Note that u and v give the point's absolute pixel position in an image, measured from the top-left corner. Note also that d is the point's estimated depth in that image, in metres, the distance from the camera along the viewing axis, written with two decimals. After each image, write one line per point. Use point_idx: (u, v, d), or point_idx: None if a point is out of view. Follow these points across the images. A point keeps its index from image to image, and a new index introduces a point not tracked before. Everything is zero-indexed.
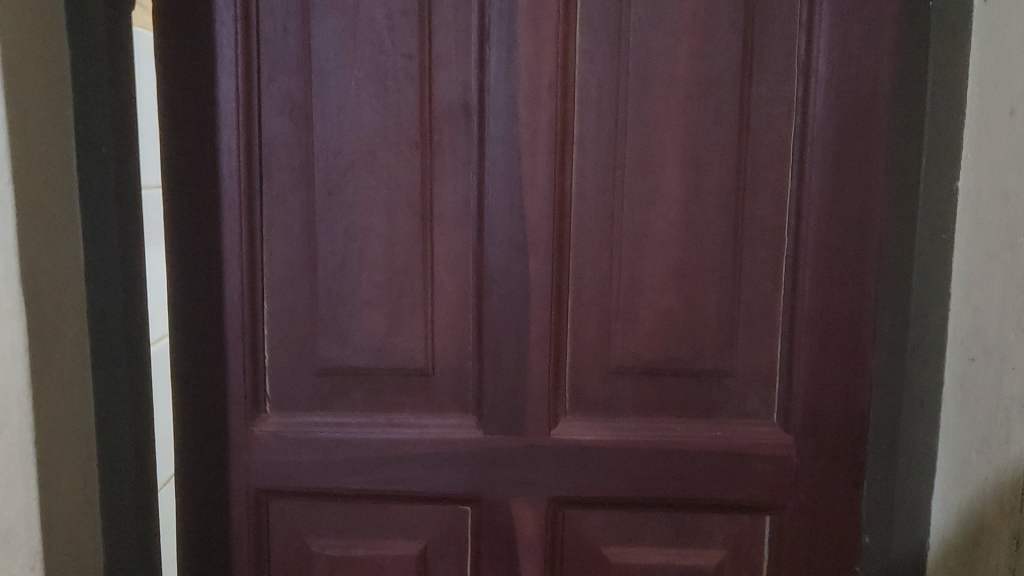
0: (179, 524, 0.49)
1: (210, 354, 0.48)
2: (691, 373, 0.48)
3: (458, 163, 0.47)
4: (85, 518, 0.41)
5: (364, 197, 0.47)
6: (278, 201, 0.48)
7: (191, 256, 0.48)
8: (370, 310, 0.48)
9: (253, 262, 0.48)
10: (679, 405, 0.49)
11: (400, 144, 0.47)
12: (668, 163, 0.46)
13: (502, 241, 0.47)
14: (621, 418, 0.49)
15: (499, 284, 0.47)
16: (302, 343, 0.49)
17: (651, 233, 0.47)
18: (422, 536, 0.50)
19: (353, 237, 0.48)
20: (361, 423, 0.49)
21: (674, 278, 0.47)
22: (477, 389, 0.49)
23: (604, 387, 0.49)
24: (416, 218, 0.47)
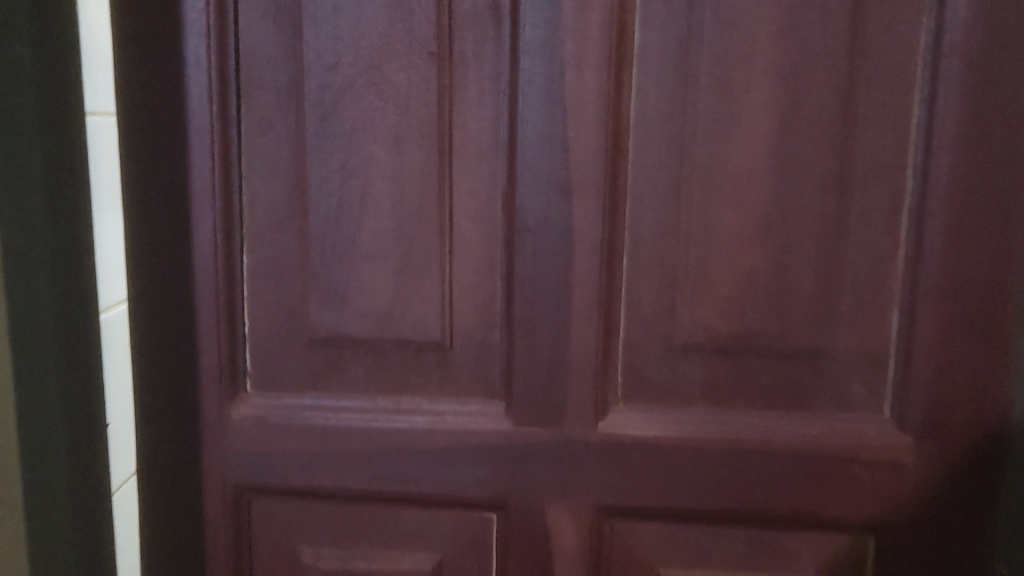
0: (143, 517, 0.41)
1: (176, 317, 0.40)
2: (780, 352, 0.38)
3: (484, 80, 0.37)
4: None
5: (366, 124, 0.37)
6: (260, 129, 0.38)
7: (153, 196, 0.39)
8: (374, 268, 0.39)
9: (229, 205, 0.39)
10: (762, 393, 0.38)
11: (412, 55, 0.37)
12: (757, 80, 0.35)
13: (539, 181, 0.36)
14: (687, 408, 0.38)
15: (534, 238, 0.37)
16: (290, 308, 0.39)
17: (732, 173, 0.36)
18: (436, 547, 0.40)
19: (353, 175, 0.38)
20: (360, 408, 0.40)
21: (762, 231, 0.36)
22: (506, 369, 0.39)
23: (666, 369, 0.38)
24: (431, 152, 0.37)
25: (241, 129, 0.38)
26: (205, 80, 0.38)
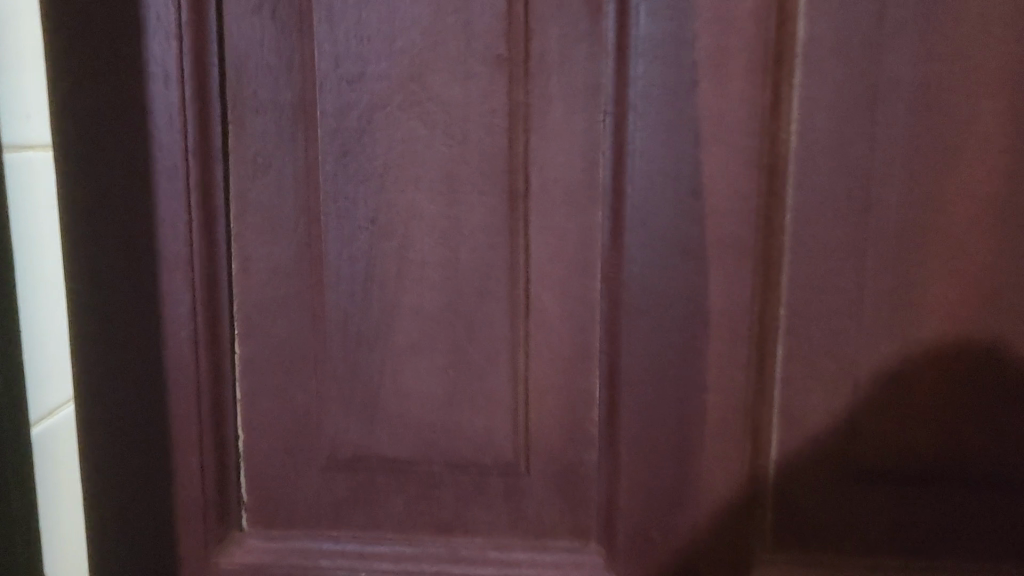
0: None
1: (144, 428, 0.28)
2: (1005, 481, 0.26)
3: (574, 96, 0.25)
4: None
5: (403, 162, 0.26)
6: (256, 168, 0.27)
7: (108, 263, 0.28)
8: (418, 361, 0.27)
9: (215, 275, 0.28)
10: (977, 539, 0.26)
11: (470, 61, 0.25)
12: (979, 91, 0.24)
13: (657, 242, 0.25)
14: (868, 558, 0.27)
15: (650, 322, 0.26)
16: (301, 415, 0.29)
17: (936, 224, 0.25)
18: None
19: (386, 234, 0.27)
20: (401, 557, 0.28)
21: (979, 308, 0.25)
22: (604, 504, 0.27)
23: (838, 504, 0.27)
24: (497, 200, 0.26)
25: (230, 169, 0.27)
26: (176, 101, 0.26)
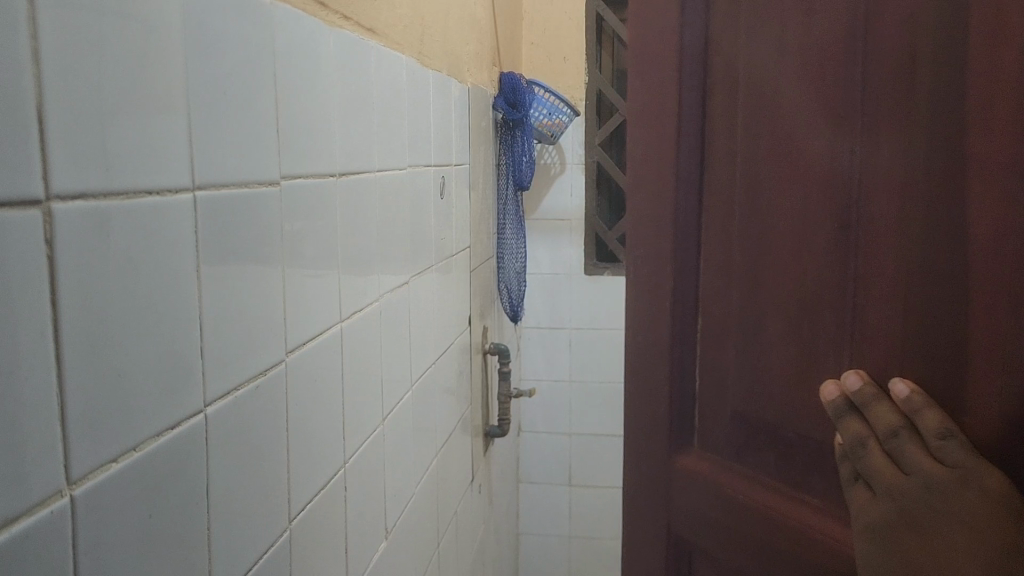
0: (637, 422, 0.93)
1: (632, 282, 0.91)
2: (863, 304, 0.68)
3: (725, 158, 0.80)
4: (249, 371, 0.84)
5: (692, 183, 0.84)
6: (645, 183, 0.87)
7: (642, 242, 0.89)
8: (688, 253, 0.85)
9: (638, 224, 0.89)
10: (862, 334, 0.68)
11: (708, 152, 0.82)
12: (824, 148, 0.69)
13: (744, 218, 0.78)
14: (808, 328, 0.73)
15: (745, 248, 0.79)
16: (657, 281, 0.88)
17: (819, 213, 0.71)
18: (745, 493, 0.82)
19: (693, 211, 0.84)
20: (714, 352, 0.85)
21: (831, 234, 0.70)
22: (722, 315, 0.83)
23: (796, 305, 0.74)
24: (706, 196, 0.83)
25: (651, 186, 0.87)
26: (638, 164, 0.88)
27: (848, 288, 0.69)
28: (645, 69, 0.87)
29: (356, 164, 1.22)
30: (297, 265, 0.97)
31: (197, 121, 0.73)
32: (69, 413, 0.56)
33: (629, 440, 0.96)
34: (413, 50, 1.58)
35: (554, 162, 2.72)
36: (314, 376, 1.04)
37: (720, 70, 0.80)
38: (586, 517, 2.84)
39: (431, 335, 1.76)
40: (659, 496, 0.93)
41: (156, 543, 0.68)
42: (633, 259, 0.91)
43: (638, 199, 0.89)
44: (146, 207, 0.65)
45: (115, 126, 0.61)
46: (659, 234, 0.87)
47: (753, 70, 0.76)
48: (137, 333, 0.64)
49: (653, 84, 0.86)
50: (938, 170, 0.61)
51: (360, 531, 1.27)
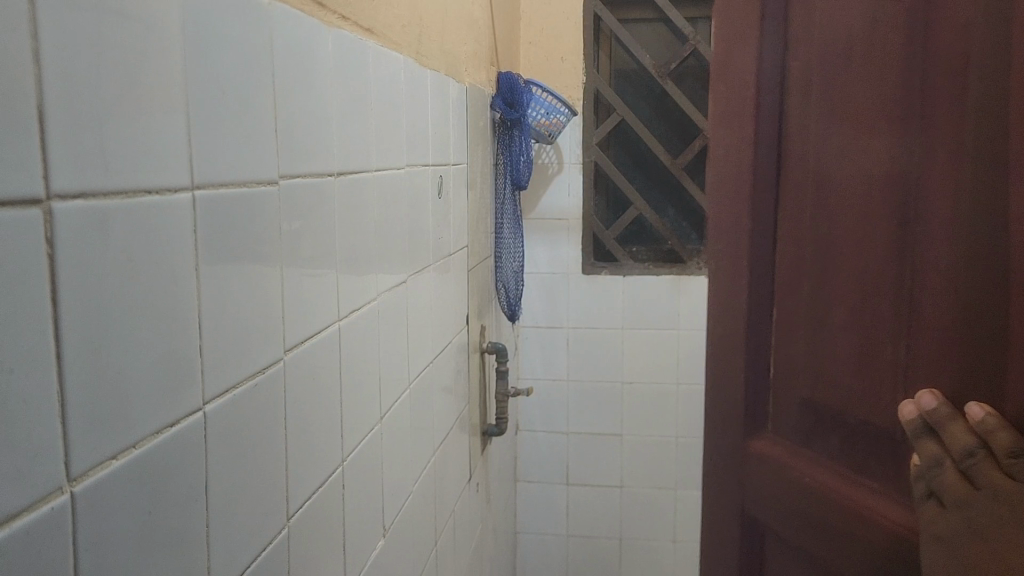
0: (724, 405, 1.11)
1: (723, 279, 1.08)
2: (907, 296, 0.81)
3: (800, 170, 0.95)
4: (248, 371, 0.86)
5: (773, 192, 1.00)
6: (732, 188, 1.05)
7: (729, 243, 1.06)
8: (768, 255, 1.01)
9: (726, 225, 1.06)
10: (906, 321, 0.82)
11: (785, 165, 0.98)
12: (876, 163, 0.83)
13: (814, 223, 0.93)
14: (861, 316, 0.87)
15: (815, 250, 0.93)
16: (742, 281, 1.04)
17: (871, 219, 0.84)
18: (812, 471, 0.97)
19: (777, 221, 1.00)
20: (788, 342, 1.00)
21: (880, 236, 0.83)
22: (794, 307, 0.98)
23: (853, 296, 0.88)
24: (785, 206, 0.98)
25: (737, 192, 1.04)
26: (728, 173, 1.05)
27: (896, 283, 0.83)
28: (728, 94, 1.04)
29: (355, 164, 1.24)
30: (297, 264, 0.99)
31: (197, 122, 0.74)
32: (70, 410, 0.58)
33: (715, 423, 1.14)
34: (411, 50, 1.59)
35: (551, 162, 2.74)
36: (313, 374, 1.06)
37: (796, 94, 0.95)
38: (583, 516, 2.86)
39: (429, 334, 1.77)
40: (734, 477, 1.12)
41: (155, 540, 0.69)
42: (723, 262, 1.08)
43: (727, 204, 1.06)
44: (146, 207, 0.66)
45: (115, 126, 0.62)
46: (742, 232, 1.03)
47: (821, 94, 0.91)
48: (139, 332, 0.65)
49: (739, 105, 1.02)
50: (969, 180, 0.74)
51: (358, 527, 1.28)
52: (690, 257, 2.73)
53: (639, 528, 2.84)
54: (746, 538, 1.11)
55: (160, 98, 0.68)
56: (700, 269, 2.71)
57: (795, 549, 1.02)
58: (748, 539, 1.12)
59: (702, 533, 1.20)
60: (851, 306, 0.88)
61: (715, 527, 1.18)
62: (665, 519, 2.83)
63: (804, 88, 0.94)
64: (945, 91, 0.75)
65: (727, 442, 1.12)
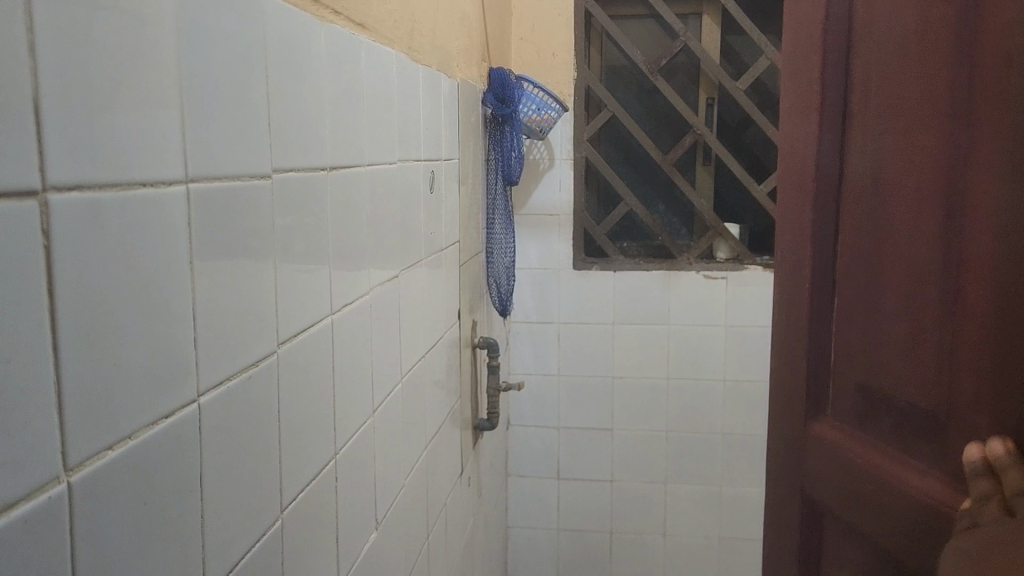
0: (793, 388, 1.28)
1: (797, 272, 1.25)
2: (951, 283, 0.94)
3: (863, 171, 1.10)
4: (241, 362, 0.89)
5: (841, 192, 1.15)
6: (806, 186, 1.21)
7: (804, 237, 1.23)
8: (837, 251, 1.17)
9: (801, 220, 1.23)
10: (950, 306, 0.94)
11: (849, 167, 1.12)
12: (930, 165, 0.96)
13: (877, 220, 1.07)
14: (914, 300, 1.00)
15: (877, 245, 1.07)
16: (813, 273, 1.21)
17: (926, 215, 0.97)
18: (867, 448, 1.12)
19: (845, 220, 1.15)
20: (850, 328, 1.14)
21: (933, 230, 0.96)
22: (857, 295, 1.13)
23: (909, 283, 1.01)
24: (850, 205, 1.13)
25: (810, 189, 1.20)
26: (803, 173, 1.22)
27: (942, 272, 0.95)
28: (799, 114, 1.22)
29: (347, 158, 1.27)
30: (289, 256, 1.02)
31: (190, 117, 0.77)
32: (66, 400, 0.60)
33: (787, 405, 1.30)
34: (403, 45, 1.62)
35: (543, 158, 2.76)
36: (306, 365, 1.09)
37: (860, 102, 1.10)
38: (573, 510, 2.90)
39: (422, 328, 1.80)
40: (799, 455, 1.28)
41: (151, 529, 0.72)
42: (798, 258, 1.25)
43: (802, 202, 1.23)
44: (139, 198, 0.69)
45: (107, 118, 0.64)
46: (816, 226, 1.19)
47: (877, 111, 1.06)
48: (133, 320, 0.68)
49: (812, 113, 1.18)
50: (1002, 182, 0.86)
51: (351, 520, 1.31)
52: (679, 253, 2.75)
53: (628, 522, 2.88)
54: (804, 514, 1.28)
55: (155, 93, 0.71)
56: (690, 264, 2.72)
57: (842, 522, 1.18)
58: (810, 513, 1.27)
59: (768, 507, 1.38)
60: (906, 292, 1.02)
61: (780, 505, 1.35)
62: (654, 513, 2.86)
63: (868, 97, 1.08)
64: (984, 101, 0.87)
65: (795, 423, 1.28)
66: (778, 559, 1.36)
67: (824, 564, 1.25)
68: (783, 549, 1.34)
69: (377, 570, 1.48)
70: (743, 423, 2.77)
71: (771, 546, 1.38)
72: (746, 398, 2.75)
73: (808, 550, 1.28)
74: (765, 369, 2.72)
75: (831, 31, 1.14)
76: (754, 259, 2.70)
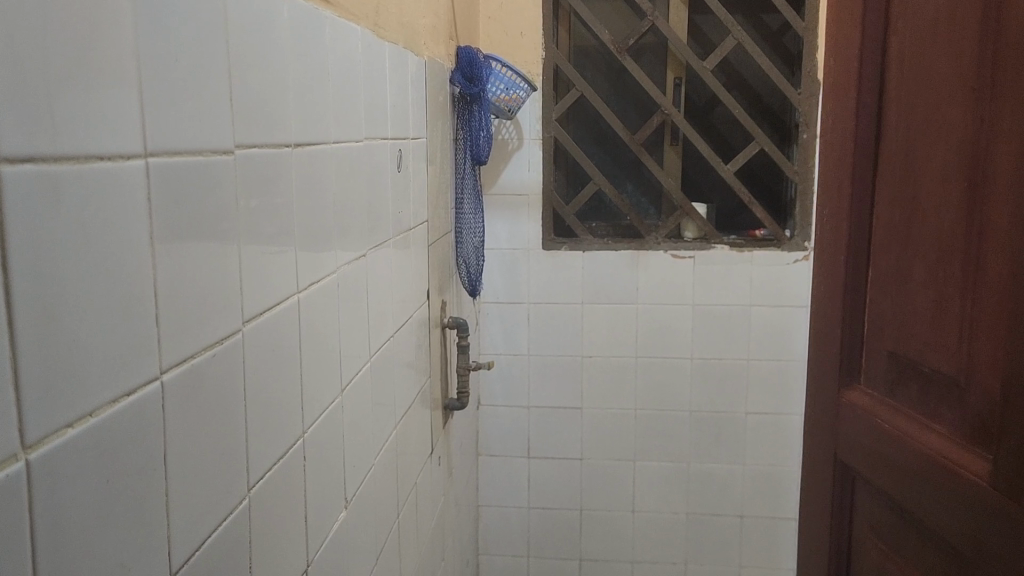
0: (828, 356, 1.33)
1: (832, 241, 1.31)
2: (963, 245, 0.98)
3: (893, 140, 1.14)
4: (205, 339, 0.87)
5: (873, 161, 1.20)
6: (841, 155, 1.26)
7: (838, 206, 1.28)
8: (868, 220, 1.22)
9: (837, 190, 1.28)
10: (962, 267, 0.99)
11: (882, 136, 1.18)
12: (951, 132, 1.00)
13: (903, 187, 1.12)
14: (933, 264, 1.05)
15: (903, 213, 1.12)
16: (845, 242, 1.26)
17: (945, 179, 1.02)
18: (893, 411, 1.17)
19: (876, 190, 1.20)
20: (878, 294, 1.20)
21: (949, 195, 1.01)
22: (884, 261, 1.18)
23: (929, 247, 1.06)
24: (881, 173, 1.18)
25: (845, 157, 1.25)
26: (838, 142, 1.27)
27: (956, 235, 1.00)
28: (840, 90, 1.26)
29: (311, 134, 1.24)
30: (252, 234, 0.99)
31: (150, 90, 0.74)
32: (24, 381, 0.57)
33: (822, 372, 1.36)
34: (368, 22, 1.59)
35: (512, 137, 2.74)
36: (271, 345, 1.07)
37: (893, 72, 1.14)
38: (544, 489, 2.90)
39: (390, 308, 1.78)
40: (832, 420, 1.34)
41: (114, 511, 0.70)
42: (832, 228, 1.30)
43: (837, 171, 1.28)
44: (97, 173, 0.66)
45: (63, 96, 0.62)
46: (847, 195, 1.24)
47: (910, 82, 1.10)
48: (92, 299, 0.66)
49: (849, 83, 1.24)
50: (1005, 146, 0.89)
51: (318, 500, 1.30)
52: (648, 233, 2.75)
53: (599, 500, 2.89)
54: (836, 479, 1.34)
55: (112, 64, 0.68)
56: (658, 244, 2.73)
57: (870, 485, 1.23)
58: (841, 476, 1.33)
59: (805, 472, 1.45)
60: (928, 256, 1.06)
61: (816, 471, 1.41)
62: (624, 491, 2.88)
63: (900, 66, 1.12)
64: (996, 66, 0.91)
65: (830, 390, 1.34)
66: (812, 522, 1.43)
67: (854, 526, 1.31)
68: (817, 512, 1.40)
69: (348, 550, 1.47)
70: (712, 401, 2.78)
71: (808, 513, 1.44)
72: (716, 375, 2.76)
73: (839, 513, 1.34)
74: (734, 346, 2.74)
75: (870, 10, 1.19)
76: (721, 238, 2.71)
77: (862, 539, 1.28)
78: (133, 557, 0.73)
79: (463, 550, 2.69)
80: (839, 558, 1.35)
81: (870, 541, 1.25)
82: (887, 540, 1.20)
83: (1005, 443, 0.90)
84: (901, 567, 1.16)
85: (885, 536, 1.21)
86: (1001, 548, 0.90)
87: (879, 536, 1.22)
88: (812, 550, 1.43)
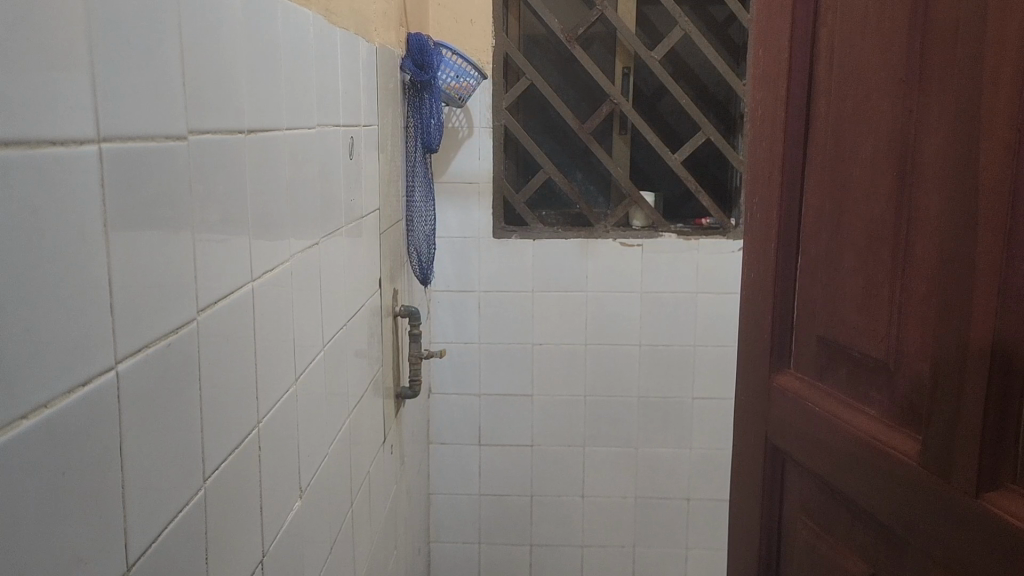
0: (761, 343, 1.39)
1: (765, 230, 1.36)
2: (893, 233, 1.04)
3: (824, 130, 1.20)
4: (159, 327, 0.89)
5: (805, 151, 1.26)
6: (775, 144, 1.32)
7: (771, 195, 1.34)
8: (801, 209, 1.28)
9: (770, 179, 1.34)
10: (892, 254, 1.05)
11: (814, 126, 1.23)
12: (880, 124, 1.06)
13: (834, 177, 1.18)
14: (865, 250, 1.11)
15: (834, 202, 1.18)
16: (779, 230, 1.32)
17: (875, 168, 1.08)
18: (823, 392, 1.24)
19: (807, 180, 1.26)
20: (810, 282, 1.26)
21: (879, 185, 1.07)
22: (816, 249, 1.24)
23: (861, 235, 1.12)
24: (813, 163, 1.24)
25: (779, 148, 1.31)
26: (771, 132, 1.32)
27: (885, 223, 1.06)
28: (770, 83, 1.32)
29: (263, 119, 1.25)
30: (205, 223, 1.01)
31: (101, 73, 0.76)
32: None
33: (755, 358, 1.42)
34: (320, 7, 1.60)
35: (462, 125, 2.77)
36: (224, 331, 1.09)
37: (824, 64, 1.20)
38: (495, 475, 2.95)
39: (342, 296, 1.79)
40: (764, 404, 1.40)
41: (72, 494, 0.71)
42: (765, 217, 1.36)
43: (770, 162, 1.33)
44: (53, 157, 0.68)
45: (18, 80, 0.64)
46: (782, 185, 1.30)
47: (841, 76, 1.15)
48: (49, 284, 0.68)
49: (781, 74, 1.29)
50: (931, 139, 0.95)
51: (274, 486, 1.32)
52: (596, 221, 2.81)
53: (549, 486, 2.94)
54: (768, 460, 1.40)
55: (64, 48, 0.70)
56: (607, 232, 2.79)
57: (801, 466, 1.30)
58: (773, 457, 1.40)
59: (734, 454, 1.52)
60: (858, 243, 1.12)
61: (747, 452, 1.47)
62: (572, 476, 2.93)
63: (830, 58, 1.18)
64: (922, 62, 0.97)
65: (763, 376, 1.40)
66: (742, 501, 1.49)
67: (785, 506, 1.38)
68: (747, 494, 1.47)
69: (303, 537, 1.49)
70: (659, 386, 2.86)
71: (737, 493, 1.51)
72: (663, 361, 2.83)
73: (770, 494, 1.41)
74: (680, 333, 2.81)
75: (802, 7, 1.24)
76: (668, 226, 2.80)
77: (793, 519, 1.35)
78: (91, 537, 0.75)
79: (415, 536, 2.72)
80: (771, 535, 1.42)
81: (802, 519, 1.32)
82: (819, 519, 1.27)
83: (933, 422, 0.96)
84: (832, 544, 1.23)
85: (816, 514, 1.28)
86: (930, 521, 0.97)
87: (811, 515, 1.29)
88: (742, 529, 1.50)
